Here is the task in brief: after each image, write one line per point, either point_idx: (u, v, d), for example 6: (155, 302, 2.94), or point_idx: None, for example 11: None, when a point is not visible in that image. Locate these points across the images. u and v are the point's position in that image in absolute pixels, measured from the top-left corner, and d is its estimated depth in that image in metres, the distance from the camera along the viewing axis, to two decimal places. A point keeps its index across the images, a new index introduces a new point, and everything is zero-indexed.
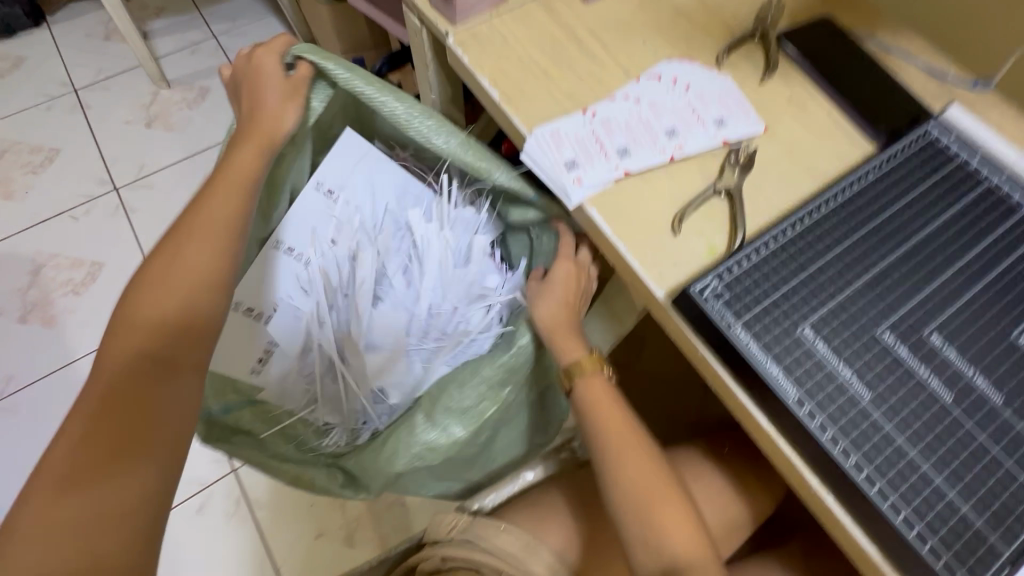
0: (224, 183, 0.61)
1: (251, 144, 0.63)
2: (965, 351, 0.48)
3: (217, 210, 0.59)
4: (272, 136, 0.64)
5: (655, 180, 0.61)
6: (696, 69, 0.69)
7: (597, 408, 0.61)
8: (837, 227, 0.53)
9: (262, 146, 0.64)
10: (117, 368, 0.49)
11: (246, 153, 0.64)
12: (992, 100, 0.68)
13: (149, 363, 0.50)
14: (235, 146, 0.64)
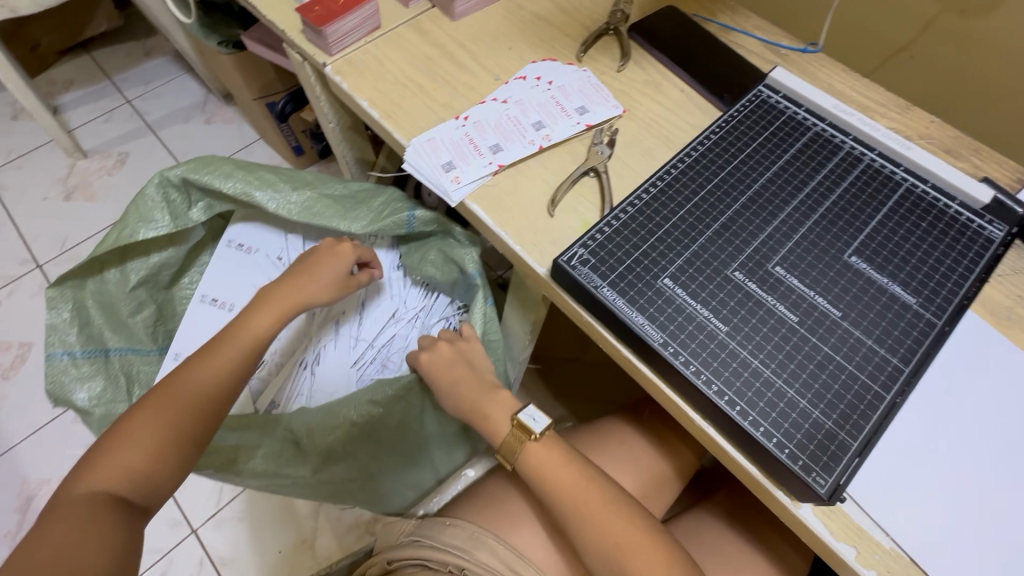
0: (280, 300, 0.69)
1: (270, 313, 0.68)
2: (806, 277, 0.53)
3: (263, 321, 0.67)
4: (297, 300, 0.70)
5: (528, 170, 0.66)
6: (557, 66, 0.75)
7: (549, 475, 0.59)
8: (687, 187, 0.58)
9: (275, 313, 0.69)
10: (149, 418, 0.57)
11: (262, 324, 0.67)
12: (821, 59, 0.77)
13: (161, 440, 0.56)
14: (250, 315, 0.68)
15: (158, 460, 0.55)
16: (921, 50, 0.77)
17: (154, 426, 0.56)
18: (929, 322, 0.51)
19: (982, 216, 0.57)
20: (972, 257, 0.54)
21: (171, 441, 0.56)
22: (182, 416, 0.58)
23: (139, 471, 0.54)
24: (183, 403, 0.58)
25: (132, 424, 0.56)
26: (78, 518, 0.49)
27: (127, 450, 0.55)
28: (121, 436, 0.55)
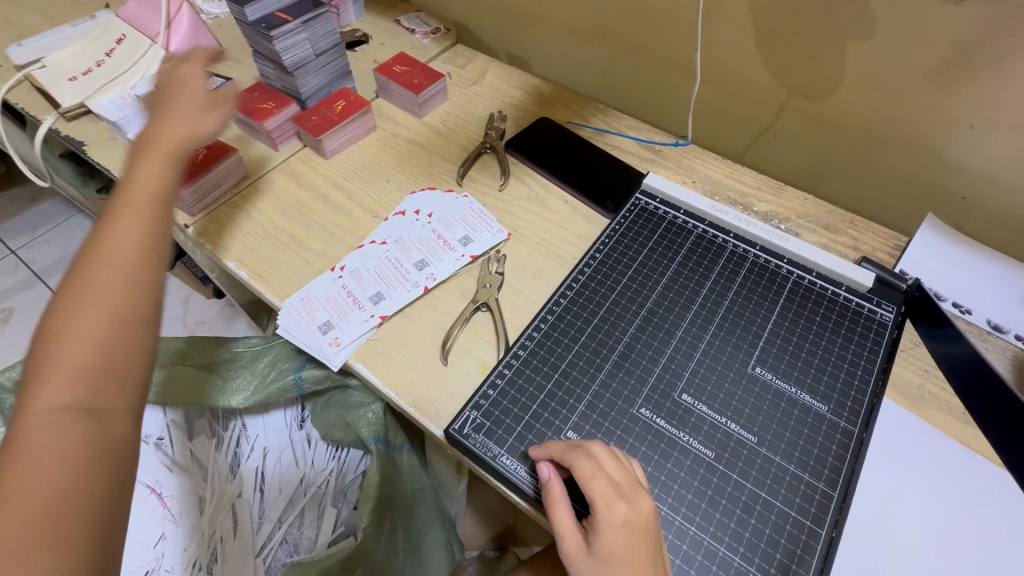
0: (169, 147, 0.54)
1: (160, 155, 0.53)
2: (714, 401, 0.50)
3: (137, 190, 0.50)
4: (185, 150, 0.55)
5: (415, 314, 0.61)
6: (437, 194, 0.72)
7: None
8: (578, 317, 0.55)
9: (167, 159, 0.54)
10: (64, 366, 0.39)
11: (149, 168, 0.52)
12: (694, 150, 0.79)
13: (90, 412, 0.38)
14: (138, 163, 0.52)
15: (121, 336, 0.41)
16: (782, 130, 0.81)
17: (120, 296, 0.42)
18: (846, 430, 0.48)
19: (870, 298, 0.57)
20: (871, 346, 0.53)
21: (132, 295, 0.43)
22: (145, 239, 0.46)
23: (102, 343, 0.40)
24: (144, 236, 0.47)
25: (50, 404, 0.37)
26: (64, 429, 0.36)
27: (85, 370, 0.39)
28: (70, 352, 0.39)
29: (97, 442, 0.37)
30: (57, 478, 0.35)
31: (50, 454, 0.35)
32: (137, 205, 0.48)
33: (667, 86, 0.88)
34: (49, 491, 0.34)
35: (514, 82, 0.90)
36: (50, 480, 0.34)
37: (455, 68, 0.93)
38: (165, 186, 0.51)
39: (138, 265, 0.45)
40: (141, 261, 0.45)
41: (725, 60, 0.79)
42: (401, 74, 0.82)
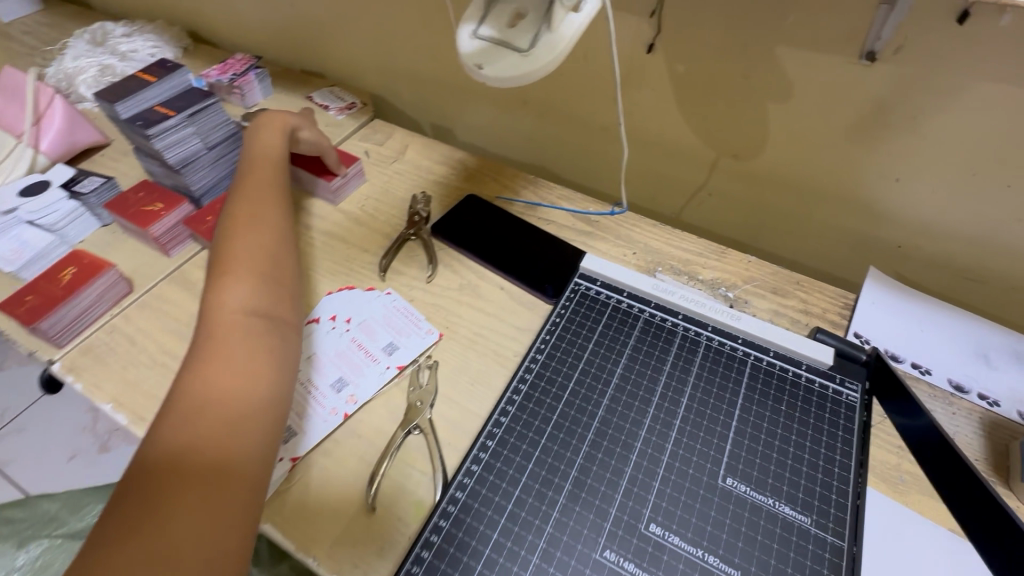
0: (263, 174, 0.65)
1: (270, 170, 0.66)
2: (686, 529, 0.43)
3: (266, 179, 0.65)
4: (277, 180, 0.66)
5: (335, 449, 0.52)
6: (355, 294, 0.64)
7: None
8: (523, 437, 0.49)
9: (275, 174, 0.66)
10: (233, 299, 0.51)
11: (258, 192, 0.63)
12: (630, 217, 0.75)
13: (254, 322, 0.50)
14: (240, 197, 0.62)
15: (255, 299, 0.52)
16: (715, 189, 0.79)
17: (259, 246, 0.56)
18: (834, 546, 0.42)
19: (832, 376, 0.52)
20: (843, 436, 0.48)
21: (274, 276, 0.55)
22: (269, 238, 0.58)
23: (248, 306, 0.51)
24: (266, 239, 0.58)
25: (233, 331, 0.49)
26: (228, 376, 0.46)
27: (222, 335, 0.48)
28: (218, 330, 0.48)
29: (256, 376, 0.47)
30: (234, 408, 0.44)
31: (218, 397, 0.45)
32: (264, 215, 0.60)
33: (596, 151, 0.85)
34: (244, 377, 0.46)
35: (437, 156, 0.85)
36: (231, 409, 0.44)
37: (374, 145, 0.87)
38: (275, 206, 0.62)
39: (268, 232, 0.58)
40: (278, 251, 0.57)
41: (650, 124, 0.77)
42: (315, 161, 0.76)
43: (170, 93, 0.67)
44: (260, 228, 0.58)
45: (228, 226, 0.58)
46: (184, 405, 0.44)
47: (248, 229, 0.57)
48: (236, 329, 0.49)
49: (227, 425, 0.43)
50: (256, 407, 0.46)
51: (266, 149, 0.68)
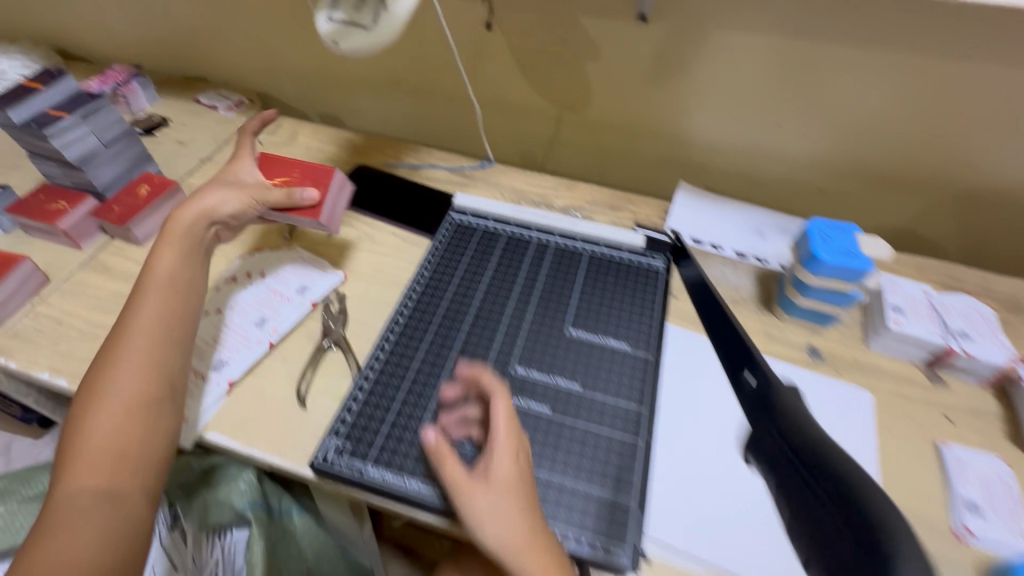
0: (177, 235, 0.59)
1: (173, 248, 0.58)
2: (543, 365, 0.59)
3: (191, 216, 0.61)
4: (189, 236, 0.59)
5: (265, 371, 0.62)
6: (266, 254, 0.74)
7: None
8: (417, 328, 0.62)
9: (182, 251, 0.58)
10: (112, 386, 0.49)
11: (166, 262, 0.57)
12: (497, 169, 0.91)
13: (136, 413, 0.48)
14: (153, 262, 0.57)
15: (145, 380, 0.50)
16: (563, 138, 0.97)
17: (148, 327, 0.52)
18: (643, 358, 0.60)
19: (645, 254, 0.71)
20: (652, 290, 0.67)
21: (155, 357, 0.51)
22: (158, 318, 0.53)
23: (130, 398, 0.48)
24: (158, 316, 0.53)
25: (113, 427, 0.47)
26: (90, 471, 0.45)
27: (93, 423, 0.47)
28: (93, 412, 0.47)
29: (125, 464, 0.46)
30: (96, 494, 0.44)
31: (84, 488, 0.44)
32: (166, 287, 0.55)
33: (466, 119, 1.00)
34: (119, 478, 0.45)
35: (327, 139, 0.95)
36: (96, 495, 0.44)
37: (266, 135, 0.96)
38: (177, 270, 0.57)
39: (158, 301, 0.54)
40: (168, 322, 0.54)
41: (505, 90, 0.93)
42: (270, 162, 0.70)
43: (60, 97, 0.74)
44: (161, 299, 0.54)
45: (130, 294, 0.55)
46: (50, 503, 0.44)
47: (145, 304, 0.54)
48: (102, 416, 0.47)
49: (88, 520, 0.43)
50: (128, 492, 0.45)
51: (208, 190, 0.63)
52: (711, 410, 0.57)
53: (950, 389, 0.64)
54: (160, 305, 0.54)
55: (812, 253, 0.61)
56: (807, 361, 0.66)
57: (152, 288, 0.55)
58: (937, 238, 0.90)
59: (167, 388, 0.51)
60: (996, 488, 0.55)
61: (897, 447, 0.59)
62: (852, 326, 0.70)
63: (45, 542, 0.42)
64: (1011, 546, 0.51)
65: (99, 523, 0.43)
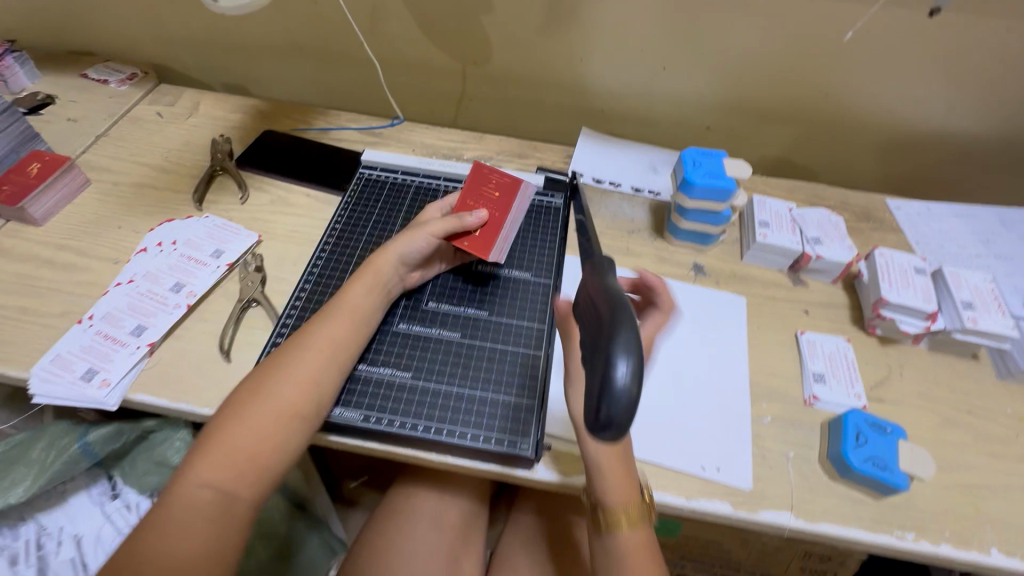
0: (371, 270, 0.61)
1: (364, 282, 0.60)
2: (452, 299, 0.65)
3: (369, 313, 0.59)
4: (386, 282, 0.61)
5: (187, 331, 0.64)
6: (178, 223, 0.75)
7: (607, 481, 0.50)
8: (333, 279, 0.67)
9: (372, 286, 0.60)
10: (261, 423, 0.50)
11: (358, 297, 0.59)
12: (408, 126, 0.93)
13: (271, 418, 0.51)
14: (345, 285, 0.60)
15: (299, 398, 0.52)
16: (472, 94, 1.00)
17: (302, 382, 0.53)
18: (545, 283, 0.68)
19: (546, 193, 0.78)
20: (553, 225, 0.74)
21: (299, 409, 0.52)
22: (330, 342, 0.56)
23: (299, 385, 0.53)
24: (330, 339, 0.56)
25: (245, 402, 0.51)
26: (259, 414, 0.50)
27: (262, 387, 0.52)
28: (268, 379, 0.53)
29: (284, 418, 0.51)
30: (249, 450, 0.49)
31: (240, 437, 0.49)
32: (348, 314, 0.58)
33: (374, 80, 1.01)
34: (234, 446, 0.49)
35: (231, 107, 0.94)
36: (247, 445, 0.49)
37: (165, 107, 0.93)
38: (369, 311, 0.59)
39: (314, 362, 0.54)
40: (316, 385, 0.54)
41: (408, 48, 0.94)
42: None
43: None
44: (340, 324, 0.57)
45: (306, 328, 0.57)
46: (215, 426, 0.50)
47: (326, 328, 0.56)
48: (270, 395, 0.52)
49: (223, 476, 0.48)
50: (264, 452, 0.50)
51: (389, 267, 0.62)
52: (725, 356, 0.67)
53: (808, 287, 0.75)
54: (338, 331, 0.57)
55: (685, 177, 0.69)
56: (692, 277, 0.75)
57: (316, 345, 0.55)
58: (810, 162, 1.01)
59: (317, 404, 0.53)
60: (839, 362, 0.66)
61: (764, 338, 0.69)
62: (731, 243, 0.79)
63: (192, 475, 0.48)
64: (848, 404, 0.63)
65: (238, 480, 0.48)
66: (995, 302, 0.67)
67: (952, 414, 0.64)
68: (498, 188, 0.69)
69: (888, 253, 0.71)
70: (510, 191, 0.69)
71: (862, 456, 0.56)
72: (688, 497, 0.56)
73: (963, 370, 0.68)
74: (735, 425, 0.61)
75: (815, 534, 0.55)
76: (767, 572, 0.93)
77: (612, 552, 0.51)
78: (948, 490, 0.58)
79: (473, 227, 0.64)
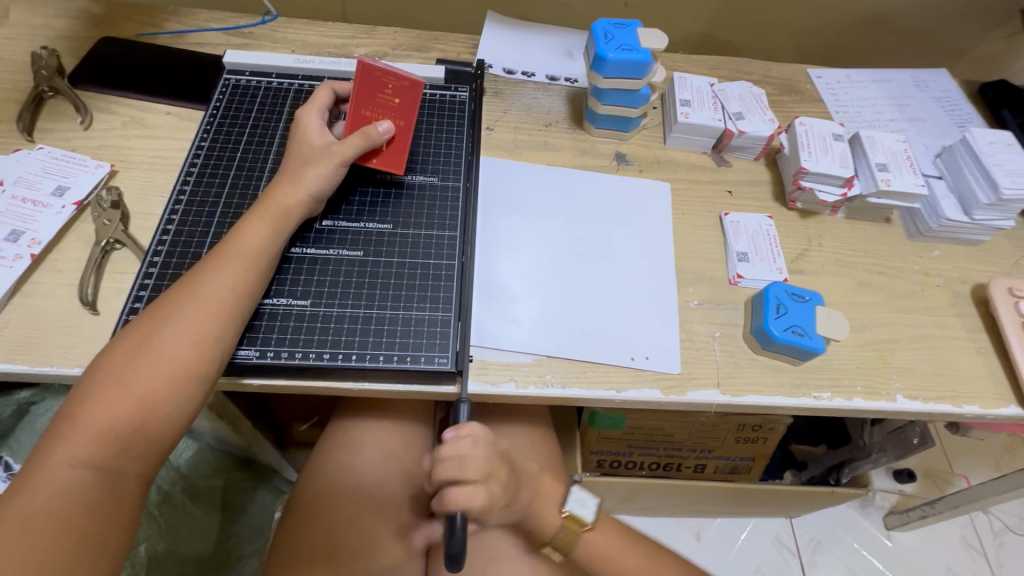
0: (268, 204, 0.52)
1: (262, 219, 0.52)
2: (350, 215, 0.58)
3: (266, 247, 0.51)
4: (292, 216, 0.53)
5: (37, 286, 0.54)
6: (2, 160, 0.61)
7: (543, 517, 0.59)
8: (205, 205, 0.58)
9: (275, 223, 0.52)
10: (140, 383, 0.44)
11: (257, 234, 0.51)
12: (283, 22, 0.79)
13: (156, 379, 0.44)
14: (239, 224, 0.51)
15: (195, 357, 0.45)
16: None
17: (188, 334, 0.46)
18: (455, 187, 0.62)
19: (448, 87, 0.70)
20: (458, 122, 0.67)
21: (188, 365, 0.45)
22: (229, 292, 0.48)
23: (192, 342, 0.45)
24: (228, 288, 0.48)
25: (120, 362, 0.44)
26: (141, 379, 0.44)
27: (143, 349, 0.45)
28: (150, 337, 0.45)
29: (174, 382, 0.44)
30: (133, 420, 0.43)
31: (120, 406, 0.43)
32: (246, 257, 0.50)
33: None
34: (109, 412, 0.43)
35: (52, 11, 0.76)
36: (129, 414, 0.43)
37: None
38: (264, 248, 0.51)
39: (199, 312, 0.46)
40: (206, 336, 0.46)
41: None
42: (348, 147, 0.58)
43: None
44: (237, 270, 0.49)
45: (193, 272, 0.49)
46: (86, 396, 0.43)
47: (221, 275, 0.48)
48: (149, 351, 0.45)
49: (99, 450, 0.42)
50: (152, 421, 0.44)
51: (287, 196, 0.53)
52: (642, 242, 0.64)
53: (732, 166, 0.72)
54: (239, 277, 0.49)
55: (598, 53, 0.62)
56: (614, 167, 0.70)
57: (201, 292, 0.47)
58: (732, 37, 0.95)
59: (211, 361, 0.46)
60: (761, 239, 0.66)
61: (688, 224, 0.67)
62: (653, 128, 0.74)
63: (60, 452, 0.41)
64: (769, 278, 0.63)
65: (125, 453, 0.43)
66: (907, 162, 0.67)
67: (866, 276, 0.65)
68: (397, 95, 0.59)
69: (809, 121, 0.69)
70: (411, 97, 0.60)
71: (782, 325, 0.56)
72: (620, 389, 0.55)
73: (876, 233, 0.69)
74: (661, 311, 0.60)
75: (740, 406, 0.56)
76: (706, 447, 0.99)
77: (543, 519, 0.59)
78: (860, 347, 0.60)
79: (381, 142, 0.57)
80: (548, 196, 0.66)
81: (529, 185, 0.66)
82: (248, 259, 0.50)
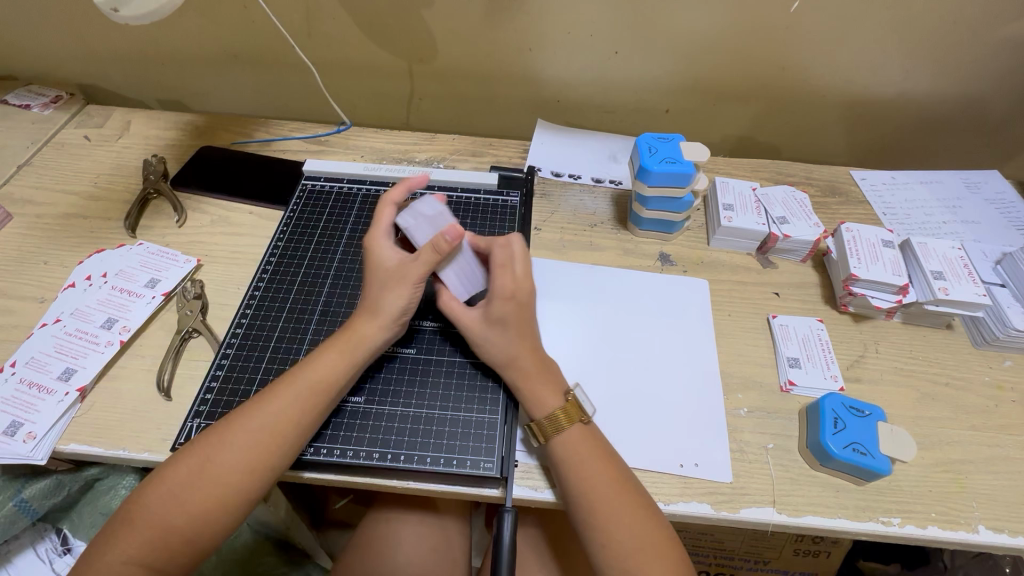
0: (346, 335, 0.54)
1: (336, 349, 0.53)
2: None
3: (332, 377, 0.52)
4: (364, 348, 0.54)
5: (122, 371, 0.59)
6: (108, 254, 0.69)
7: (589, 467, 0.50)
8: (276, 299, 0.63)
9: (346, 355, 0.53)
10: (189, 500, 0.46)
11: (327, 363, 0.52)
12: (355, 131, 0.89)
13: (204, 498, 0.46)
14: (317, 351, 0.53)
15: (249, 482, 0.47)
16: (423, 93, 0.96)
17: (242, 459, 0.47)
18: None
19: (500, 191, 0.76)
20: (510, 224, 0.72)
21: (234, 489, 0.47)
22: (288, 421, 0.49)
23: (248, 468, 0.47)
24: (289, 418, 0.49)
25: (178, 476, 0.47)
26: (197, 498, 0.46)
27: (201, 471, 0.47)
28: (209, 459, 0.47)
29: (223, 502, 0.46)
30: (181, 533, 0.45)
31: (172, 518, 0.45)
32: (314, 386, 0.51)
33: (319, 85, 0.97)
34: (159, 524, 0.45)
35: (165, 124, 0.88)
36: (180, 528, 0.45)
37: (93, 129, 0.87)
38: (332, 379, 0.52)
39: (259, 440, 0.48)
40: (259, 464, 0.48)
41: (348, 50, 0.91)
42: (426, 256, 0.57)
43: None
44: (303, 400, 0.50)
45: (263, 391, 0.51)
46: (143, 505, 0.46)
47: (285, 403, 0.50)
48: (204, 469, 0.47)
49: (145, 557, 0.44)
50: (195, 534, 0.46)
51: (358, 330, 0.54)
52: (687, 342, 0.64)
53: (778, 268, 0.73)
54: (301, 407, 0.50)
55: (642, 165, 0.66)
56: (659, 267, 0.72)
57: (264, 418, 0.49)
58: (772, 139, 0.99)
59: (259, 486, 0.48)
60: (813, 344, 0.64)
61: (735, 326, 0.66)
62: (696, 229, 0.76)
63: (111, 555, 0.44)
64: (825, 387, 0.61)
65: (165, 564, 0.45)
66: (965, 271, 0.65)
67: (931, 388, 0.62)
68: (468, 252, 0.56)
69: (856, 227, 0.69)
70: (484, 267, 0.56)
71: (842, 443, 0.53)
72: (669, 502, 0.53)
73: (937, 340, 0.66)
74: (708, 417, 0.58)
75: (800, 529, 0.53)
76: (761, 558, 0.91)
77: (566, 454, 0.51)
78: (931, 468, 0.56)
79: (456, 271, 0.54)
80: (592, 295, 0.68)
81: (574, 285, 0.69)
82: (314, 390, 0.51)
